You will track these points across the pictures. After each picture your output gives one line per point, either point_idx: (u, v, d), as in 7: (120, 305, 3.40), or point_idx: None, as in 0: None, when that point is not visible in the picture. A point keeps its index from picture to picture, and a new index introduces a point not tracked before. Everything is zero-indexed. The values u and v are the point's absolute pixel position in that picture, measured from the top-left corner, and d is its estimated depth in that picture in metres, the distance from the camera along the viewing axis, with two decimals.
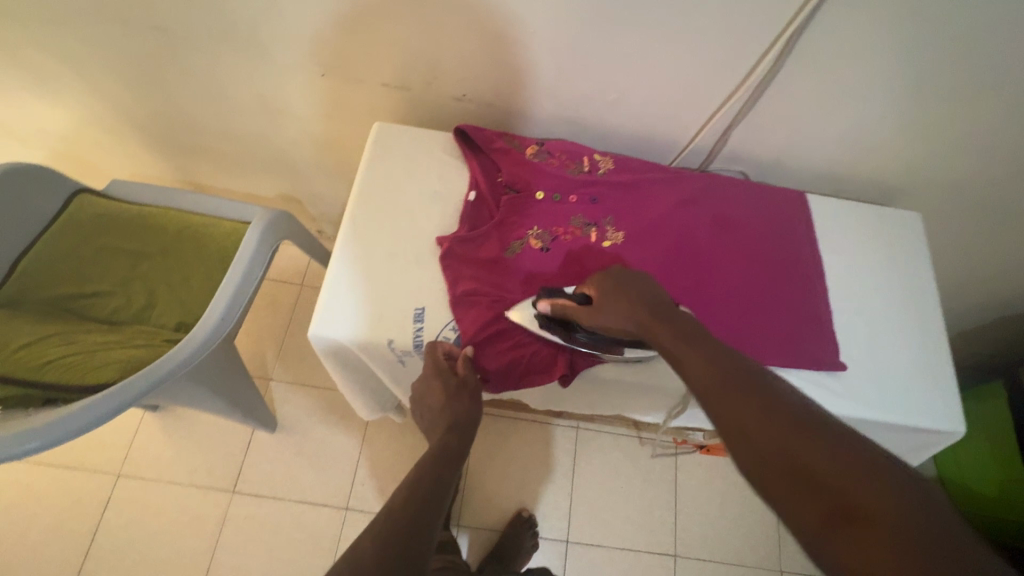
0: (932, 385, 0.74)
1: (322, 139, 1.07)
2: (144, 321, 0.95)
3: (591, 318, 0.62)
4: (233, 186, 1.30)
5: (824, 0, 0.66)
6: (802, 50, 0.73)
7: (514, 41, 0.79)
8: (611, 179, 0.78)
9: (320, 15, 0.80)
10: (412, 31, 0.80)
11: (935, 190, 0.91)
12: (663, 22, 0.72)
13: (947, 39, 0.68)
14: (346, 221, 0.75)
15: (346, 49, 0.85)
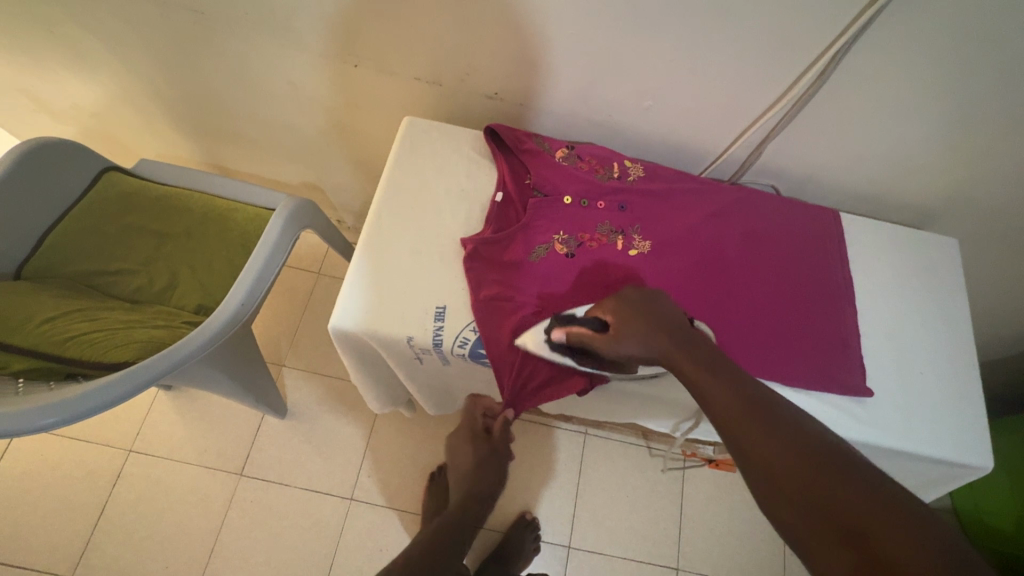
0: (962, 417, 0.72)
1: (351, 130, 1.07)
2: (165, 302, 0.96)
3: (609, 348, 0.58)
4: (258, 172, 1.31)
5: (877, 17, 0.64)
6: (846, 67, 0.71)
7: (552, 41, 0.78)
8: (640, 188, 0.77)
9: (357, 6, 0.79)
10: (448, 27, 0.79)
11: (975, 217, 0.88)
12: (706, 30, 0.71)
13: (1003, 62, 0.66)
14: (372, 215, 0.75)
15: (380, 41, 0.85)
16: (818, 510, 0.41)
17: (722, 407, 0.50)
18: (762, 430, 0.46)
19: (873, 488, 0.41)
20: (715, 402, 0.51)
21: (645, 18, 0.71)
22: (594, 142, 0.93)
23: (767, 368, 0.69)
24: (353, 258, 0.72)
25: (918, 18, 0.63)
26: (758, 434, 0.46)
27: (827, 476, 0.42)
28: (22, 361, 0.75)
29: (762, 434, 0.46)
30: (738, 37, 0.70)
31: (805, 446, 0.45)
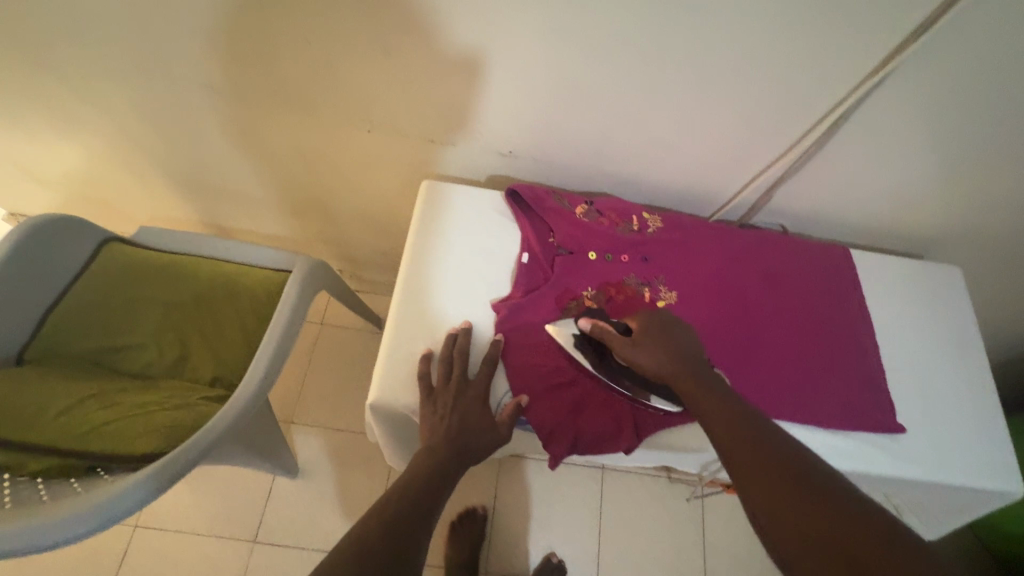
0: (987, 445, 0.74)
1: (361, 187, 1.07)
2: (177, 375, 0.93)
3: (623, 350, 0.61)
4: (259, 229, 1.29)
5: (885, 77, 0.69)
6: (854, 119, 0.75)
7: (569, 102, 0.80)
8: (661, 238, 0.79)
9: (374, 77, 0.81)
10: (466, 93, 0.81)
11: (971, 244, 0.93)
12: (718, 87, 0.74)
13: (1001, 111, 0.70)
14: (401, 283, 0.75)
15: (395, 107, 0.86)
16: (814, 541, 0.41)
17: (726, 447, 0.49)
18: (761, 466, 0.46)
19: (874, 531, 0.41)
20: (717, 435, 0.51)
21: (664, 79, 0.74)
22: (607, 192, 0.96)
23: (802, 412, 0.71)
24: (386, 331, 0.71)
25: (921, 74, 0.68)
26: (763, 473, 0.46)
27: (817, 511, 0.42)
28: (40, 460, 0.72)
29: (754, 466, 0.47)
30: (752, 91, 0.74)
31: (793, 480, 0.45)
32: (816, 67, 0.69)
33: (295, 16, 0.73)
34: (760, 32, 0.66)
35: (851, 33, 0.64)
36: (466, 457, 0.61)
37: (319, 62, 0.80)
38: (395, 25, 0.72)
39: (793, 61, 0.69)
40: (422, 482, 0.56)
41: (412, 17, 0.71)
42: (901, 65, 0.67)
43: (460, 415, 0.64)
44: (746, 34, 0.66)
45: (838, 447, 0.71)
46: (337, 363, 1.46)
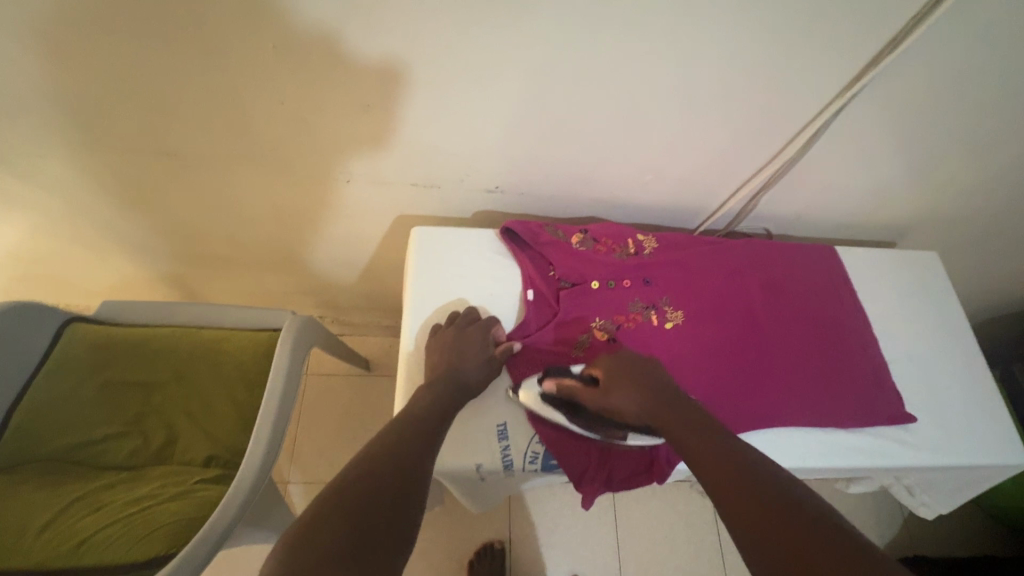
0: (989, 421, 0.77)
1: (340, 236, 1.03)
2: (167, 460, 0.88)
3: (599, 402, 0.62)
4: (231, 287, 1.23)
5: (858, 91, 0.72)
6: (827, 130, 0.78)
7: (553, 136, 0.80)
8: (659, 259, 0.79)
9: (352, 131, 0.79)
10: (448, 137, 0.80)
11: (937, 227, 0.99)
12: (698, 110, 0.76)
13: (960, 111, 0.75)
14: (407, 341, 0.72)
15: (375, 157, 0.84)
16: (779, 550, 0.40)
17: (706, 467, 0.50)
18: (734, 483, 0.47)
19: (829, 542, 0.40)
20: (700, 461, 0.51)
21: (646, 108, 0.75)
22: (594, 215, 0.96)
23: (818, 414, 0.72)
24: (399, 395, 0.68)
25: (888, 85, 0.71)
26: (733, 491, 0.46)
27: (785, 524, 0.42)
28: None
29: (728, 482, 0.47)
30: (731, 110, 0.76)
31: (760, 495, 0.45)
32: (791, 85, 0.72)
33: (268, 80, 0.70)
34: (739, 57, 0.67)
35: (824, 52, 0.67)
36: (463, 389, 0.63)
37: (294, 123, 0.77)
38: (374, 80, 0.70)
39: (770, 79, 0.71)
40: (417, 423, 0.57)
41: (392, 74, 0.69)
42: (871, 81, 0.71)
43: (455, 353, 0.66)
44: (726, 58, 0.68)
45: (855, 445, 0.73)
46: (329, 412, 1.41)
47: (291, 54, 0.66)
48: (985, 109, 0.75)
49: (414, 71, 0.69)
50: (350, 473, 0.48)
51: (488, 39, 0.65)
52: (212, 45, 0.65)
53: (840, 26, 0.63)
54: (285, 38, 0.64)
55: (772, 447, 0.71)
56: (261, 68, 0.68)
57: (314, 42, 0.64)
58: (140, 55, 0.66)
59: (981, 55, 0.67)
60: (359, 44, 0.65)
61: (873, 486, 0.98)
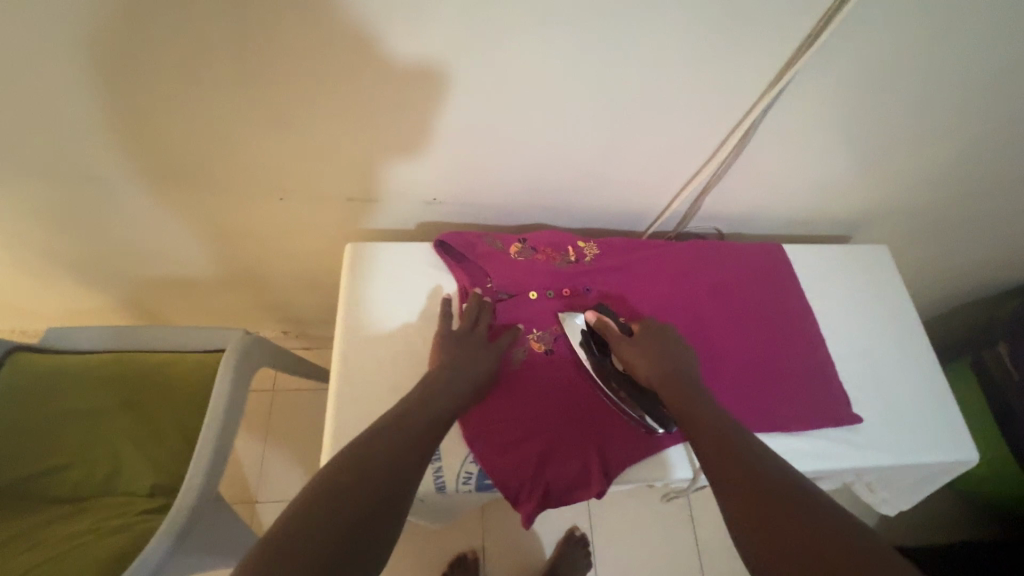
0: (940, 417, 0.76)
1: (288, 251, 1.01)
2: (111, 491, 0.85)
3: (624, 345, 0.67)
4: (186, 307, 1.21)
5: (787, 85, 0.70)
6: (762, 127, 0.77)
7: (485, 145, 0.78)
8: (600, 266, 0.78)
9: (276, 147, 0.76)
10: (378, 150, 0.78)
11: (887, 218, 0.98)
12: (630, 112, 0.74)
13: (892, 102, 0.74)
14: (337, 364, 0.69)
15: (306, 172, 0.82)
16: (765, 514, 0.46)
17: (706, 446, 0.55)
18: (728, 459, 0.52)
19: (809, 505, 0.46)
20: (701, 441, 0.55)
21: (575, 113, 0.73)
22: (540, 221, 0.94)
23: (764, 420, 0.71)
24: (327, 421, 0.65)
25: (817, 78, 0.70)
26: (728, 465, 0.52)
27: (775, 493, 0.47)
28: None
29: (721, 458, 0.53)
30: (669, 109, 0.73)
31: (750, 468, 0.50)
32: (719, 83, 0.70)
33: (181, 101, 0.68)
34: (671, 55, 0.65)
35: (754, 46, 0.65)
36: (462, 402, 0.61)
37: (215, 142, 0.75)
38: (393, 82, 0.67)
39: (707, 74, 0.68)
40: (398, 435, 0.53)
41: (426, 74, 0.66)
42: (796, 75, 0.69)
43: (460, 360, 0.64)
44: (658, 56, 0.65)
45: (804, 450, 0.71)
46: (296, 429, 1.39)
47: (200, 74, 0.64)
48: (923, 97, 0.73)
49: (327, 87, 0.67)
50: (304, 502, 0.45)
51: (400, 50, 0.62)
52: (241, 50, 0.61)
53: (766, 20, 0.62)
54: (190, 57, 0.62)
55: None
56: (281, 73, 0.65)
57: (220, 59, 0.62)
58: (146, 63, 0.62)
59: (905, 45, 0.66)
60: (267, 58, 0.63)
61: (835, 483, 0.96)
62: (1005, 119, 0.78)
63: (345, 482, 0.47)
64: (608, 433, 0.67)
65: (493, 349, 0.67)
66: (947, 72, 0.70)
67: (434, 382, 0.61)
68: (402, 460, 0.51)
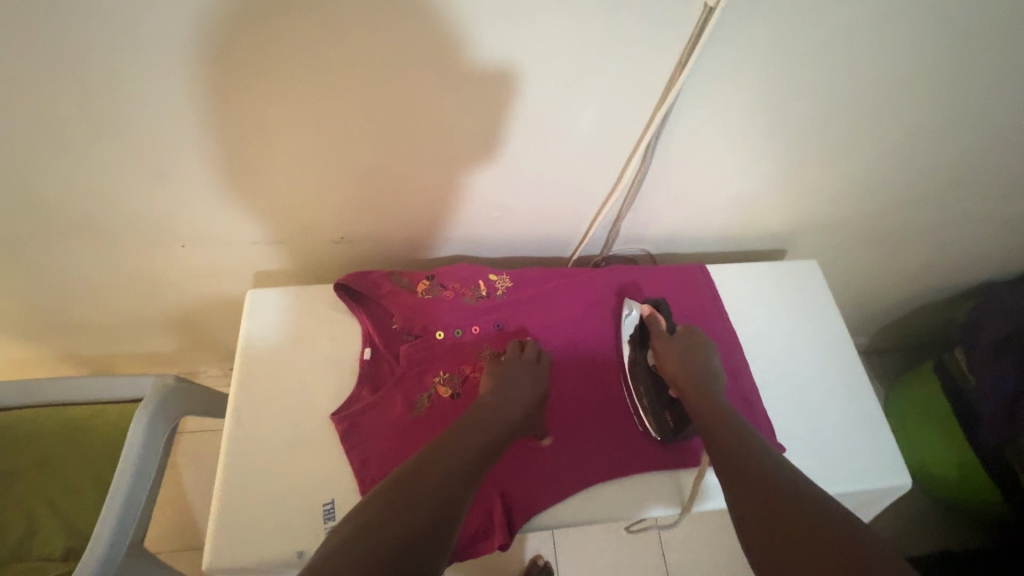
0: (869, 440, 0.73)
1: (205, 297, 0.96)
2: (23, 557, 0.81)
3: (660, 342, 0.70)
4: (114, 362, 1.15)
5: (675, 104, 0.66)
6: (662, 145, 0.73)
7: (380, 188, 0.74)
8: (511, 300, 0.75)
9: (158, 198, 0.71)
10: (268, 194, 0.73)
11: (821, 226, 0.96)
12: (523, 142, 0.69)
13: (797, 113, 0.71)
14: (229, 429, 0.65)
15: (201, 221, 0.77)
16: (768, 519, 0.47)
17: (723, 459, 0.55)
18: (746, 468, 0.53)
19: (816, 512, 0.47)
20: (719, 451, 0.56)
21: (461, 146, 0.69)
22: (458, 254, 0.90)
23: (678, 458, 0.69)
24: (216, 492, 0.61)
25: (709, 95, 0.66)
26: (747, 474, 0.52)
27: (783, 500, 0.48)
28: None
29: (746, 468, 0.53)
30: (579, 131, 0.69)
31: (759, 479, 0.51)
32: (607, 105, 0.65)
33: (33, 157, 0.63)
34: (571, 75, 0.61)
35: (661, 61, 0.61)
36: (513, 428, 0.61)
37: (90, 197, 0.70)
38: (363, 118, 0.63)
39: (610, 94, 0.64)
40: (446, 471, 0.52)
41: (498, 79, 0.61)
42: (684, 90, 0.65)
43: (508, 386, 0.64)
44: (566, 76, 0.61)
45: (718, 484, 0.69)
46: None
47: (48, 129, 0.59)
48: (845, 100, 0.70)
49: (195, 129, 0.62)
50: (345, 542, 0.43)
51: (268, 90, 0.58)
52: (295, 73, 0.57)
53: (662, 34, 0.57)
54: (31, 112, 0.57)
55: (648, 487, 0.67)
56: (184, 116, 0.60)
57: (64, 108, 0.57)
58: (67, 113, 0.58)
59: (794, 55, 0.62)
60: (173, 93, 0.57)
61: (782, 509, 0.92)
62: (931, 117, 0.75)
63: (380, 521, 0.45)
64: (561, 445, 0.67)
65: (540, 373, 0.67)
66: (865, 74, 0.66)
67: (483, 410, 0.60)
68: (446, 493, 0.49)
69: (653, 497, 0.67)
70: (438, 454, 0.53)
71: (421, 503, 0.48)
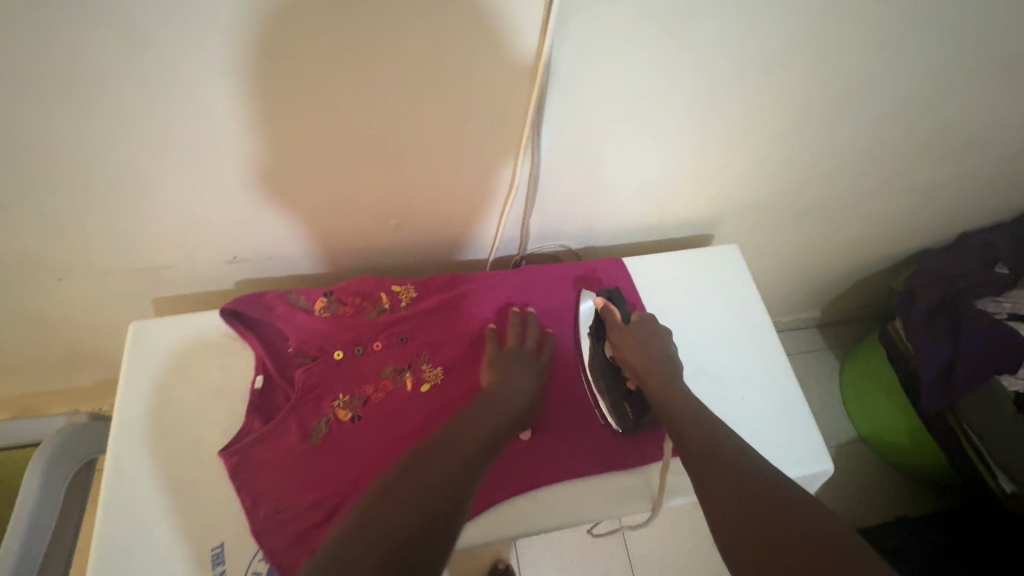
0: (790, 427, 0.71)
1: (100, 332, 0.89)
2: None
3: (619, 334, 0.70)
4: (16, 409, 1.06)
5: (545, 98, 0.62)
6: (548, 141, 0.69)
7: (261, 205, 0.69)
8: (416, 311, 0.71)
9: (11, 232, 0.65)
10: (137, 218, 0.67)
11: (743, 208, 0.94)
12: (398, 147, 0.65)
13: (689, 97, 0.68)
14: (109, 476, 0.61)
15: (70, 252, 0.70)
16: (737, 511, 0.48)
17: (694, 442, 0.56)
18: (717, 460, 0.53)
19: (786, 501, 0.47)
20: (690, 437, 0.57)
21: (332, 156, 0.64)
22: (368, 264, 0.86)
23: (592, 461, 0.67)
24: (93, 546, 0.57)
25: (584, 85, 0.62)
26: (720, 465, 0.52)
27: (760, 489, 0.48)
28: None
29: (720, 457, 0.53)
30: (467, 130, 0.65)
31: (736, 472, 0.51)
32: (474, 105, 0.61)
33: None
34: (424, 75, 0.56)
35: (525, 53, 0.57)
36: (514, 423, 0.61)
37: None
38: (212, 135, 0.58)
39: (474, 93, 0.60)
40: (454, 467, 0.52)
41: (432, 77, 0.57)
42: (551, 85, 0.61)
43: (511, 381, 0.64)
44: (421, 76, 0.56)
45: (628, 485, 0.67)
46: None
47: None
48: (746, 77, 0.67)
49: (28, 156, 0.56)
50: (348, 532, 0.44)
51: (98, 109, 0.53)
52: (119, 88, 0.51)
53: (531, 21, 0.53)
54: None
55: (611, 498, 0.66)
56: (9, 142, 0.54)
57: None
58: None
59: (665, 38, 0.58)
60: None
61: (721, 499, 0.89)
62: (830, 94, 0.72)
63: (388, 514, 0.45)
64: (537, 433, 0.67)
65: (537, 366, 0.67)
66: (762, 49, 0.63)
67: (490, 407, 0.60)
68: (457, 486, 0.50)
69: (614, 509, 0.66)
70: (449, 450, 0.53)
71: (428, 492, 0.48)
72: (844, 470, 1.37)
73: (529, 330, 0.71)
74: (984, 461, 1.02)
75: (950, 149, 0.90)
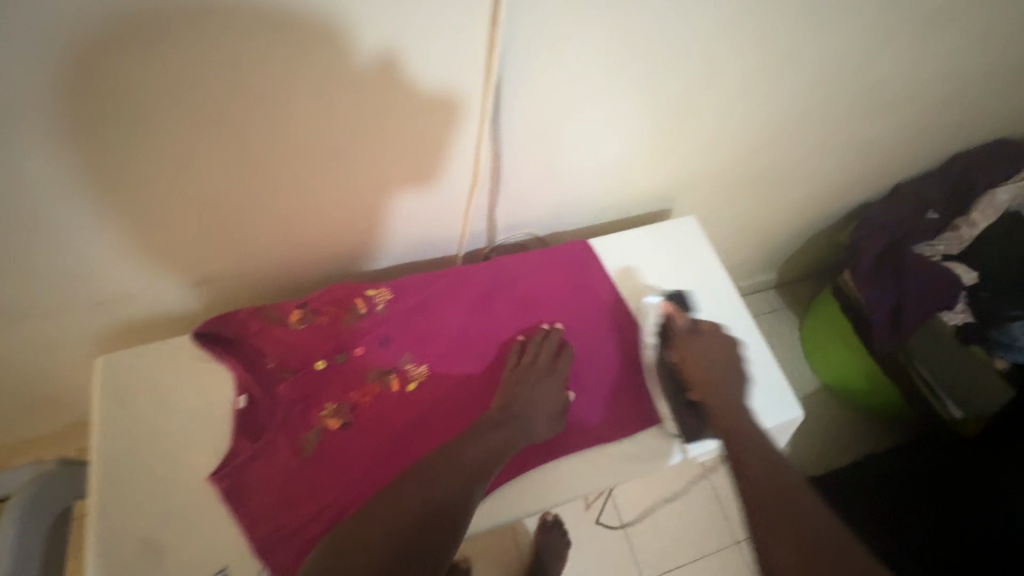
0: (761, 380, 0.75)
1: (64, 374, 0.85)
2: None
3: (687, 338, 0.74)
4: None
5: (499, 92, 0.64)
6: (506, 133, 0.71)
7: (224, 221, 0.68)
8: (393, 313, 0.72)
9: None
10: (94, 249, 0.65)
11: (697, 180, 0.98)
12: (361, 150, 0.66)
13: (634, 79, 0.71)
14: (97, 513, 0.59)
15: (25, 292, 0.67)
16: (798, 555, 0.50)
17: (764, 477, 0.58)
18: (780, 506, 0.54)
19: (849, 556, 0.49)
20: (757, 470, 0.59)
21: (294, 165, 0.64)
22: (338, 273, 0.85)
23: (582, 438, 0.69)
24: None
25: (534, 76, 0.64)
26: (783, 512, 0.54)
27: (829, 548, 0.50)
28: None
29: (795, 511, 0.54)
30: (423, 127, 0.65)
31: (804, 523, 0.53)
32: (430, 101, 0.62)
33: None
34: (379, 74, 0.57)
35: (475, 45, 0.58)
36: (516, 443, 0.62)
37: None
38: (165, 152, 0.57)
39: (428, 89, 0.61)
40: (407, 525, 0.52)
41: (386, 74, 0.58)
42: (502, 80, 0.63)
43: (526, 399, 0.65)
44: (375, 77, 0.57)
45: (622, 456, 0.69)
46: None
47: None
48: (683, 53, 0.70)
49: None
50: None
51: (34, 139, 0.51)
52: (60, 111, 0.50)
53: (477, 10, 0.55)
54: None
55: (608, 471, 0.68)
56: None
57: None
58: None
59: (606, 24, 0.61)
60: None
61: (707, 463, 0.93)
62: (762, 64, 0.77)
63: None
64: None
65: (552, 377, 0.68)
66: (696, 27, 0.67)
67: (478, 439, 0.61)
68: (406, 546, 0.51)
69: (611, 481, 0.68)
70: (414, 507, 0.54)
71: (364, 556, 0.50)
72: (817, 421, 1.44)
73: (548, 342, 0.72)
74: (935, 393, 1.10)
75: (874, 105, 0.96)
